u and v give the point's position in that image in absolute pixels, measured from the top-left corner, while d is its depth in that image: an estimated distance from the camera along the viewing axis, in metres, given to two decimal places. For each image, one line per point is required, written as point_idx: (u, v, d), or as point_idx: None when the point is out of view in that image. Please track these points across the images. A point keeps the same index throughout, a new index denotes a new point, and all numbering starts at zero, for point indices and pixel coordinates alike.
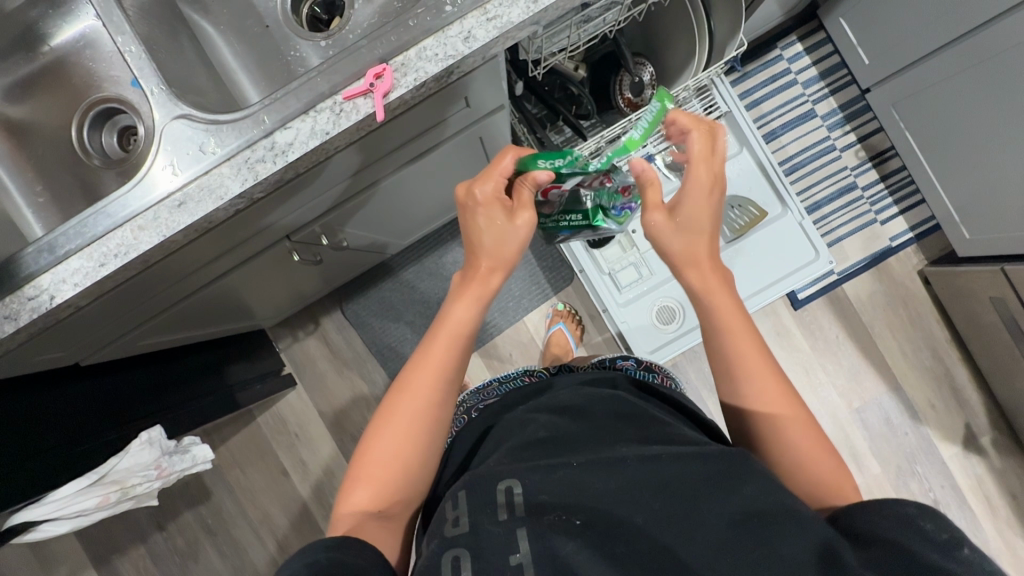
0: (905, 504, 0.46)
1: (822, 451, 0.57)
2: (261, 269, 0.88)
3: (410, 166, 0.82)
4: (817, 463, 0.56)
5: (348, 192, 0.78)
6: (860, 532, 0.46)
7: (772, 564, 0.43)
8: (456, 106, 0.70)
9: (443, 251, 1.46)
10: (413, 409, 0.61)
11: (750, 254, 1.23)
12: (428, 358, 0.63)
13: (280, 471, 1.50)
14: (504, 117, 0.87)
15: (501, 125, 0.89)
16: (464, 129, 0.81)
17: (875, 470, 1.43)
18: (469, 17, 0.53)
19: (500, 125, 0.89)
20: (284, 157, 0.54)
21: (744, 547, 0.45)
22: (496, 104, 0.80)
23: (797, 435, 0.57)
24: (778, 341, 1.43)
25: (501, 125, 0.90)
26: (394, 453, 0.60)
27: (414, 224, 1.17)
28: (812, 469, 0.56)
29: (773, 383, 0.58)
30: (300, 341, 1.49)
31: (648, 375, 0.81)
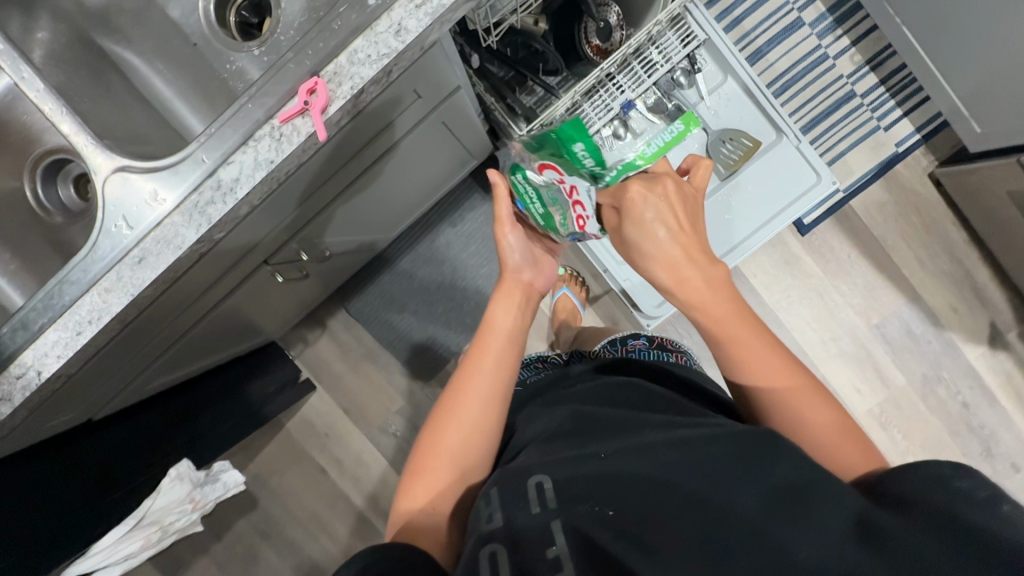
0: (939, 463, 0.45)
1: (847, 442, 0.55)
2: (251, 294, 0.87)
3: (377, 166, 0.79)
4: (839, 442, 0.55)
5: (321, 201, 0.76)
6: (896, 499, 0.45)
7: (812, 543, 0.41)
8: (410, 93, 0.66)
9: (434, 235, 1.44)
10: (478, 392, 0.65)
11: (748, 189, 1.18)
12: (486, 351, 0.69)
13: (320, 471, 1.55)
14: (468, 88, 0.81)
15: (467, 96, 0.84)
16: (428, 113, 0.76)
17: (901, 383, 1.42)
18: (396, 7, 0.48)
19: (467, 99, 0.83)
20: (233, 195, 0.51)
21: (785, 525, 0.43)
22: (455, 76, 0.75)
23: (813, 410, 0.56)
24: (791, 269, 1.39)
25: (468, 98, 0.84)
26: (465, 435, 0.63)
27: (399, 216, 1.14)
28: (836, 445, 0.55)
29: (779, 370, 0.58)
30: (311, 346, 1.50)
31: (662, 353, 0.81)
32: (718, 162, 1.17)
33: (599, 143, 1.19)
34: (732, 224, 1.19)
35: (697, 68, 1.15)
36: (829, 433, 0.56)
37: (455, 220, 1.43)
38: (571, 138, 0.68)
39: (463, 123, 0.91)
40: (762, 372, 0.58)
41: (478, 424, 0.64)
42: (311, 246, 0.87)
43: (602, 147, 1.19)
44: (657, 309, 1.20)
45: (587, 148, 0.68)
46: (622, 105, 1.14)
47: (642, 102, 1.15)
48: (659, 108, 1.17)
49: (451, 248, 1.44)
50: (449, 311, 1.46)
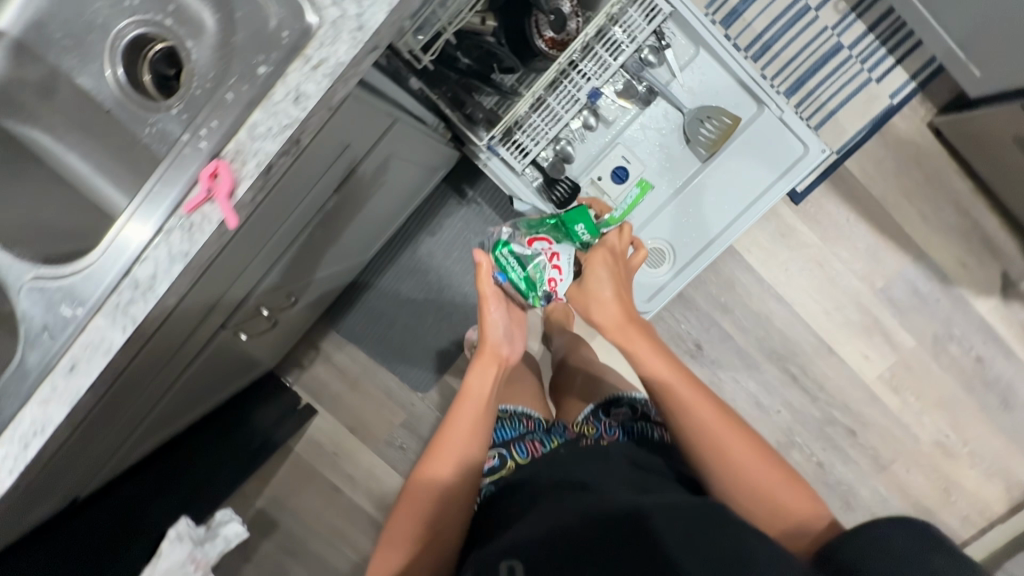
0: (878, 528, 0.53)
1: (781, 482, 0.67)
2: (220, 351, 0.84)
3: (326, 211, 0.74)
4: (762, 472, 0.66)
5: (271, 256, 0.72)
6: None
7: None
8: (343, 139, 0.61)
9: (415, 246, 1.39)
10: (457, 432, 0.78)
11: (734, 169, 1.10)
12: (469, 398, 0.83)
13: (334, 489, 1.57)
14: (407, 106, 0.77)
15: (408, 115, 0.78)
16: (372, 148, 0.71)
17: (910, 344, 1.37)
18: (292, 71, 0.44)
19: (409, 119, 0.78)
20: (153, 292, 0.47)
21: None
22: (388, 100, 0.69)
23: (735, 441, 0.68)
24: (788, 241, 1.33)
25: (409, 116, 0.79)
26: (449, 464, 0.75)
27: (368, 238, 1.10)
28: (758, 469, 0.67)
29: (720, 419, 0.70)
30: (308, 369, 1.49)
31: (646, 427, 0.83)
32: (696, 144, 1.11)
33: (570, 134, 1.13)
34: (716, 211, 1.12)
35: (665, 44, 1.06)
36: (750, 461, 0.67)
37: (434, 228, 1.38)
38: (574, 221, 0.93)
39: (414, 146, 0.86)
40: (696, 409, 0.70)
41: (456, 466, 0.75)
42: (272, 295, 0.83)
43: (575, 139, 1.13)
44: (647, 304, 1.15)
45: (585, 229, 0.92)
46: (589, 94, 1.07)
47: (610, 88, 1.08)
48: (629, 92, 1.09)
49: (433, 257, 1.39)
50: (440, 321, 1.43)
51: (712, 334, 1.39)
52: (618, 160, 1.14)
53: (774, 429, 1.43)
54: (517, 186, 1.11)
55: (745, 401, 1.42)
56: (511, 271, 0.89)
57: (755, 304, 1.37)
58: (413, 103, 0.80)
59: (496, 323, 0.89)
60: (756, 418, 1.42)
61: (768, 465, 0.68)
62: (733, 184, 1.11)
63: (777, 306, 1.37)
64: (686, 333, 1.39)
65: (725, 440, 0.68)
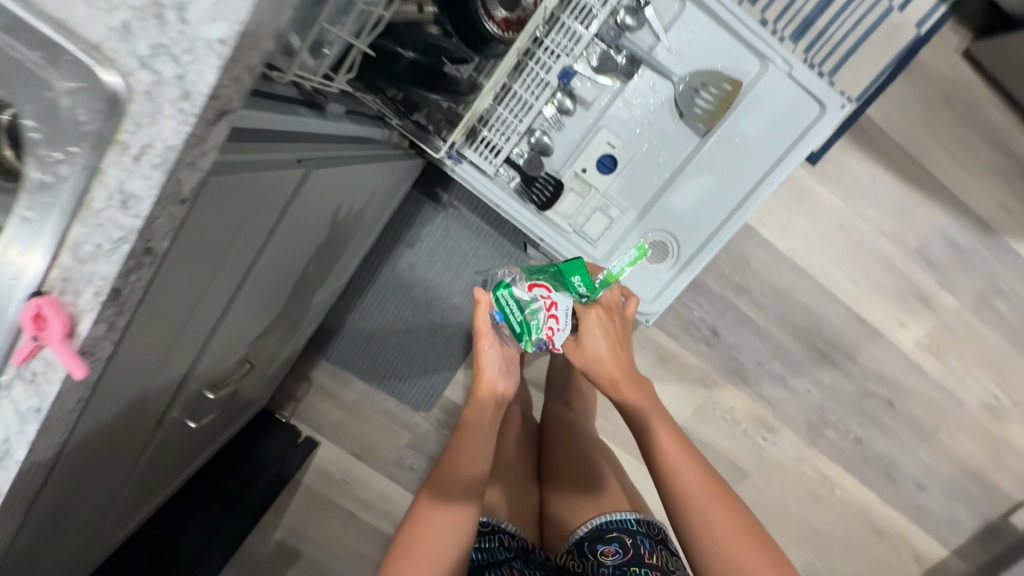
0: None
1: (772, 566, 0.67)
2: (174, 442, 0.73)
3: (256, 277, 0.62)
4: (750, 551, 0.67)
5: (199, 340, 0.59)
6: None
7: None
8: (249, 206, 0.47)
9: (394, 260, 1.26)
10: (456, 489, 0.74)
11: (737, 141, 0.96)
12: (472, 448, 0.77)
13: (348, 517, 1.51)
14: (334, 131, 0.63)
15: (336, 141, 0.65)
16: (299, 199, 0.57)
17: (951, 303, 1.24)
18: (108, 166, 0.31)
19: (339, 146, 0.64)
20: (11, 459, 0.37)
21: None
22: (303, 135, 0.56)
23: (723, 519, 0.68)
24: (806, 206, 1.18)
25: (339, 142, 0.65)
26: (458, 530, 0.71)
27: (322, 268, 0.96)
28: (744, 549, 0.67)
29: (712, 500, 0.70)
30: (303, 401, 1.42)
31: None
32: (693, 118, 0.95)
33: (545, 121, 0.97)
34: (722, 194, 0.99)
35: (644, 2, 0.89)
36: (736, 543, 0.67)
37: (411, 239, 1.25)
38: (570, 272, 0.76)
39: (357, 173, 0.73)
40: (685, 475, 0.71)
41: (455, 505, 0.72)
42: (218, 370, 0.71)
43: (552, 126, 0.98)
44: (650, 301, 1.03)
45: (582, 280, 0.76)
46: (560, 74, 0.91)
47: (584, 64, 0.92)
48: (608, 67, 0.92)
49: (415, 269, 1.27)
50: (432, 337, 1.32)
51: (730, 318, 1.25)
52: (605, 144, 0.98)
53: (805, 408, 1.33)
54: (493, 191, 0.97)
55: (771, 383, 1.31)
56: (510, 313, 0.74)
57: (775, 280, 1.22)
58: (345, 124, 0.67)
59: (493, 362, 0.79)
60: (784, 399, 1.32)
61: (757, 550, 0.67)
62: (739, 159, 0.97)
63: (800, 279, 1.22)
64: (700, 320, 1.26)
65: (712, 514, 0.69)
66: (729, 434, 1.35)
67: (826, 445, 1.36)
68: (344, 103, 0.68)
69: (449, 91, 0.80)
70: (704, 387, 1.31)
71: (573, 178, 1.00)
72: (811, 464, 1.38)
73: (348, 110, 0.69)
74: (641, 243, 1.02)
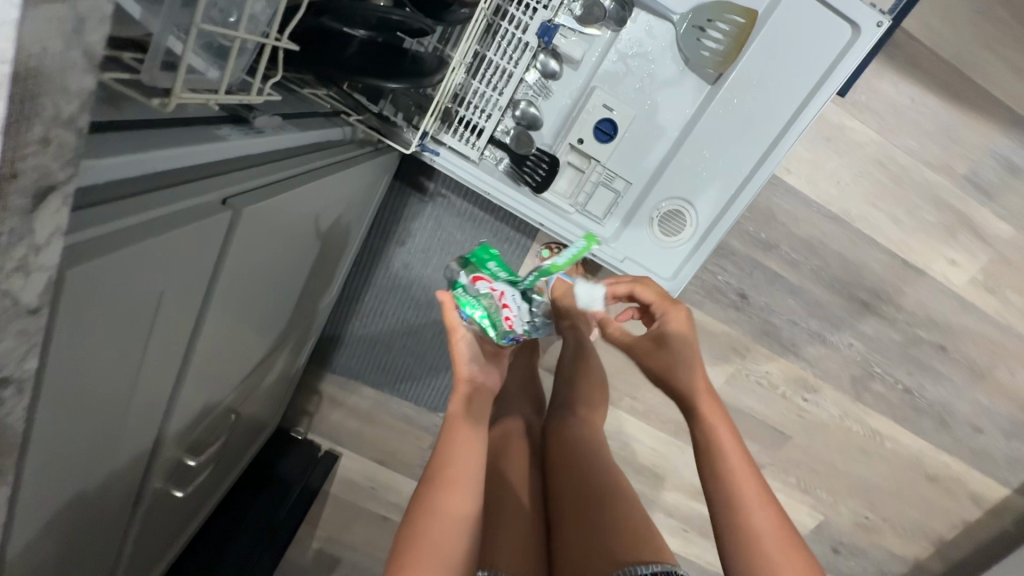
0: None
1: None
2: (162, 514, 0.66)
3: (212, 336, 0.53)
4: None
5: (159, 414, 0.51)
6: None
7: None
8: (171, 273, 0.38)
9: (386, 261, 1.17)
10: (458, 477, 0.67)
11: (755, 84, 0.82)
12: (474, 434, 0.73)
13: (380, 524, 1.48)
14: (271, 149, 0.53)
15: (279, 162, 0.54)
16: (244, 241, 0.48)
17: (1006, 233, 1.12)
18: None
19: (284, 168, 0.54)
20: None
21: None
22: (226, 164, 0.46)
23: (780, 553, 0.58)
24: (835, 144, 1.04)
25: (282, 161, 0.55)
26: (465, 513, 0.64)
27: (308, 292, 0.87)
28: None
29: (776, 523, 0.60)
30: (316, 415, 1.37)
31: None
32: (699, 64, 0.83)
33: (529, 91, 0.86)
34: (743, 144, 0.85)
35: None
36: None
37: (401, 236, 1.15)
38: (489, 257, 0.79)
39: (318, 189, 0.63)
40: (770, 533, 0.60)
41: (460, 499, 0.65)
42: (196, 429, 0.63)
43: (538, 96, 0.87)
44: (669, 279, 0.92)
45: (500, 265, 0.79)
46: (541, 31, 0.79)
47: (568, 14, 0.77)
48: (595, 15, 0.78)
49: (411, 268, 1.18)
50: (439, 335, 1.24)
51: (758, 278, 1.14)
52: (602, 107, 0.86)
53: (848, 363, 1.23)
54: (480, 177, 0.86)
55: (808, 342, 1.20)
56: (475, 308, 0.75)
57: (804, 231, 1.10)
58: (290, 138, 0.56)
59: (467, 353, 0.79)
60: (824, 356, 1.22)
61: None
62: (761, 100, 0.83)
63: (834, 227, 1.09)
64: (725, 285, 1.15)
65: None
66: (765, 398, 1.27)
67: (872, 399, 1.26)
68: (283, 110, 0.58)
69: (399, 77, 0.63)
70: (735, 354, 1.21)
71: (568, 150, 0.88)
72: (857, 419, 1.29)
73: (288, 119, 0.58)
74: (654, 212, 0.90)
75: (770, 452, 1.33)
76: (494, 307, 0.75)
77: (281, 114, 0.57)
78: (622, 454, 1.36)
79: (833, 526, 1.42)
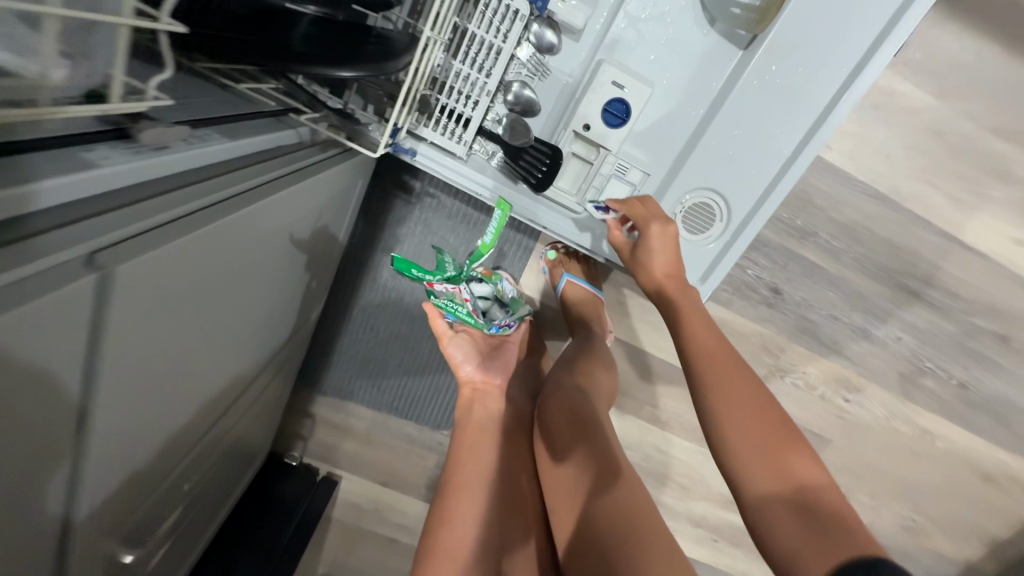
0: None
1: (783, 439, 0.61)
2: None
3: (126, 414, 0.42)
4: (755, 417, 0.63)
5: (63, 521, 0.40)
6: None
7: None
8: (16, 370, 0.28)
9: (373, 272, 1.05)
10: (471, 468, 0.78)
11: (801, 47, 0.68)
12: (475, 450, 0.81)
13: (388, 548, 1.38)
14: (174, 174, 0.41)
15: (194, 187, 0.43)
16: (152, 298, 0.38)
17: None
18: None
19: (203, 195, 0.42)
20: None
21: None
22: (90, 204, 0.34)
23: (733, 390, 0.65)
24: (883, 113, 0.89)
25: (199, 186, 0.43)
26: (476, 475, 0.78)
27: (278, 321, 0.76)
28: (819, 489, 0.57)
29: (723, 355, 0.68)
30: (311, 437, 1.26)
31: None
32: (735, 23, 0.69)
33: (522, 70, 0.73)
34: (784, 123, 0.71)
35: None
36: (812, 522, 0.54)
37: (388, 243, 1.02)
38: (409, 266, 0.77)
39: (263, 215, 0.51)
40: (762, 431, 0.62)
41: (478, 477, 0.78)
42: (149, 492, 0.54)
43: (534, 76, 0.74)
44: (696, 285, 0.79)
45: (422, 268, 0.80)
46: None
47: None
48: None
49: (400, 278, 1.06)
50: (437, 350, 1.12)
51: (794, 270, 1.00)
52: (612, 85, 0.72)
53: (895, 359, 1.10)
54: (470, 176, 0.74)
55: (850, 338, 1.07)
56: (456, 310, 0.81)
57: (847, 215, 0.96)
58: (207, 154, 0.44)
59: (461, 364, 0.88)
60: (869, 353, 1.09)
61: (847, 543, 0.52)
62: (805, 70, 0.69)
63: (881, 209, 0.95)
64: (756, 280, 1.02)
65: (795, 462, 0.59)
66: (803, 401, 1.14)
67: (921, 396, 1.14)
68: (197, 116, 0.46)
69: (349, 63, 0.49)
70: (768, 355, 1.09)
71: (571, 139, 0.75)
72: (905, 419, 1.16)
73: (213, 129, 0.47)
74: (678, 207, 0.76)
75: None
76: (460, 302, 0.82)
77: (190, 122, 0.45)
78: (644, 465, 1.25)
79: (878, 531, 1.31)
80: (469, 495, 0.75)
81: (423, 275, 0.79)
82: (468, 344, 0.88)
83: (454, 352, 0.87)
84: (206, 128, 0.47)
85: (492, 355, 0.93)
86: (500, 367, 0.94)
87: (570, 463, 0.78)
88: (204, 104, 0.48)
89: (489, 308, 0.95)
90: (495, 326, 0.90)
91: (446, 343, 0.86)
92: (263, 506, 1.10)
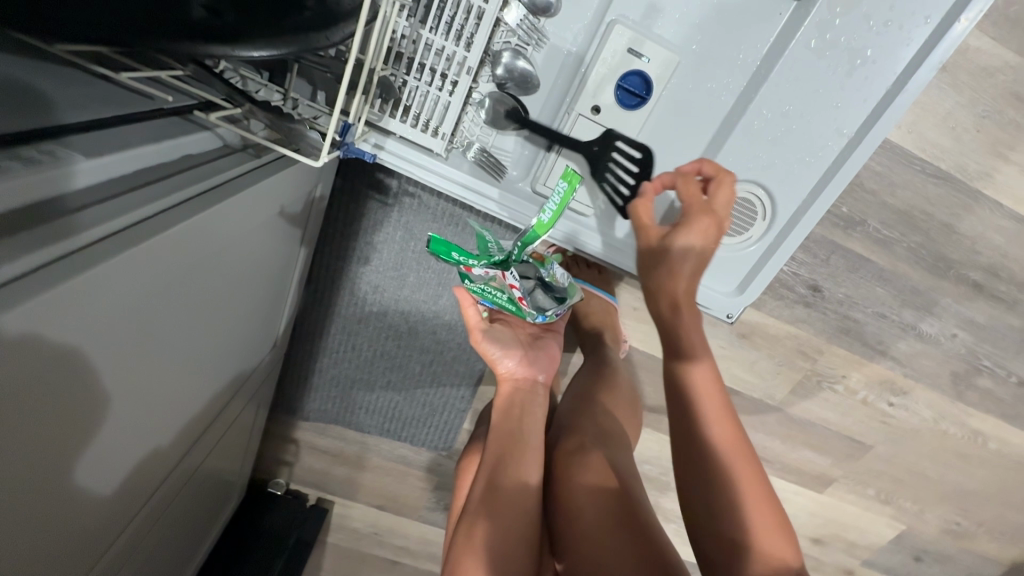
0: None
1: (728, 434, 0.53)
2: None
3: None
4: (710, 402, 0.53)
5: None
6: None
7: None
8: None
9: (350, 284, 0.91)
10: (494, 486, 0.66)
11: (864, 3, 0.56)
12: (492, 462, 0.68)
13: None
14: (93, 181, 0.34)
15: (144, 189, 0.37)
16: (58, 330, 0.30)
17: None
18: None
19: (148, 200, 0.37)
20: None
21: None
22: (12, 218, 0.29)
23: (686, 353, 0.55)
24: (954, 76, 0.77)
25: (151, 187, 0.38)
26: (500, 492, 0.65)
27: (228, 355, 0.63)
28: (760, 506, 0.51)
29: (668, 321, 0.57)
30: (296, 463, 1.14)
31: None
32: None
33: (512, 38, 0.56)
34: (841, 97, 0.60)
35: None
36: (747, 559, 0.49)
37: (365, 253, 0.89)
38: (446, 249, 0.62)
39: (180, 241, 0.39)
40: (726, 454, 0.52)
41: (495, 487, 0.66)
42: (101, 533, 0.48)
43: (529, 45, 0.58)
44: (734, 294, 0.69)
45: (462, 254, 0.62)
46: None
47: None
48: None
49: (382, 290, 0.92)
50: (429, 367, 1.00)
51: (838, 265, 0.87)
52: (627, 54, 0.58)
53: (948, 359, 0.96)
54: (452, 177, 0.60)
55: (899, 337, 0.93)
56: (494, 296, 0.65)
57: (903, 199, 0.83)
58: (120, 161, 0.36)
59: (495, 356, 0.73)
60: (918, 354, 0.95)
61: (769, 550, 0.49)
62: (869, 30, 0.57)
63: (944, 190, 0.83)
64: (794, 278, 0.88)
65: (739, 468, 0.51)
66: (843, 408, 1.01)
67: (975, 397, 1.01)
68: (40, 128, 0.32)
69: (254, 39, 0.34)
70: (804, 360, 0.95)
71: (578, 121, 0.61)
72: (955, 422, 1.04)
73: (55, 142, 0.33)
74: None
75: (846, 466, 1.09)
76: (500, 287, 0.64)
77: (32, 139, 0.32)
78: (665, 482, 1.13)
79: (920, 539, 1.19)
80: (480, 497, 0.66)
81: (464, 259, 0.62)
82: (506, 334, 0.75)
83: (490, 348, 0.72)
84: (39, 143, 0.32)
85: (538, 345, 0.78)
86: (548, 359, 0.78)
87: (584, 488, 0.69)
88: (37, 113, 0.33)
89: (532, 292, 0.70)
90: (541, 316, 0.69)
91: (479, 339, 0.72)
92: (243, 546, 0.97)
